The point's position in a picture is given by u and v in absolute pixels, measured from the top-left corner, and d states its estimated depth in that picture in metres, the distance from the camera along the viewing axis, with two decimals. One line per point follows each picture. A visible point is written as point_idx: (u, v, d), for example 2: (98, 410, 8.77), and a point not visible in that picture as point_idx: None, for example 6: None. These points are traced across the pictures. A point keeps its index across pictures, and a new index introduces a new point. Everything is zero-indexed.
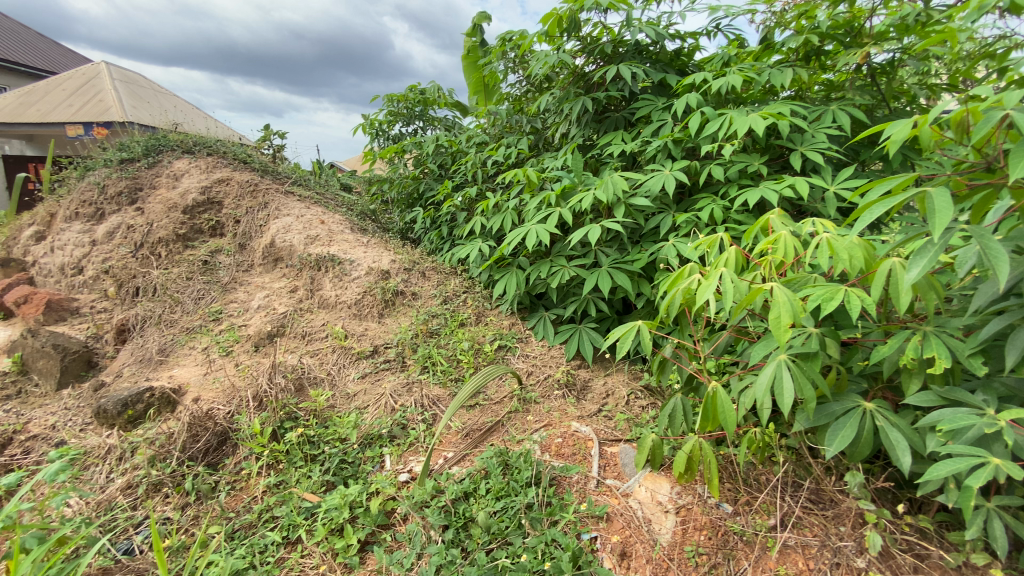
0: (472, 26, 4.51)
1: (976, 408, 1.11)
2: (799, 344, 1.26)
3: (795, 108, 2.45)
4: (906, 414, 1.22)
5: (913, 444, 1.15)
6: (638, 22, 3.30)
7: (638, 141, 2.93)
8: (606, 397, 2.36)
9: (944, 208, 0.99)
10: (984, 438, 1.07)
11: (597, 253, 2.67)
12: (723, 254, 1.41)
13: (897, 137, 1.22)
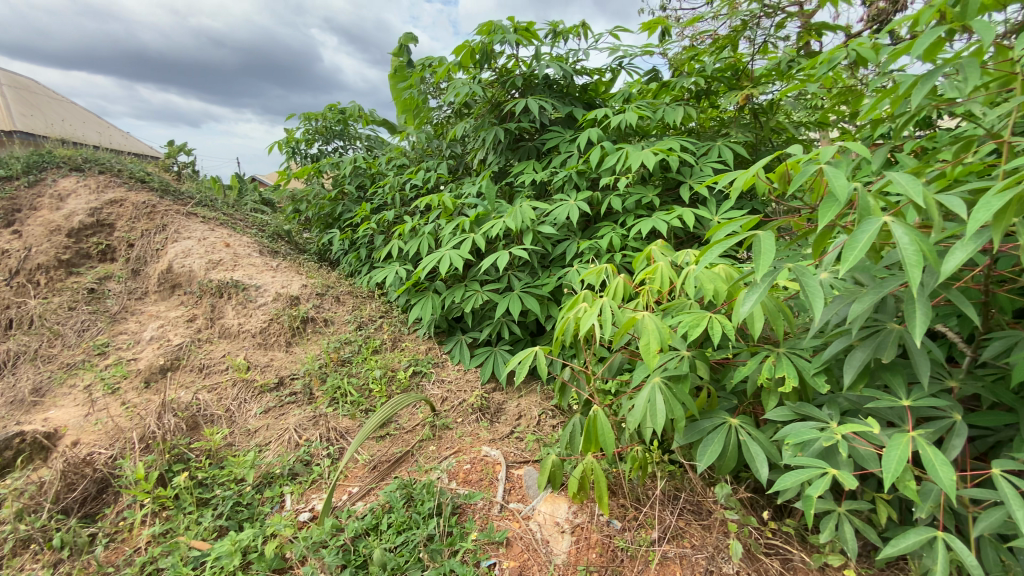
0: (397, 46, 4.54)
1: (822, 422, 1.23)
2: (673, 367, 1.39)
3: (685, 144, 2.67)
4: (766, 428, 1.34)
5: (770, 456, 1.27)
6: (546, 59, 3.48)
7: (547, 170, 3.06)
8: (519, 420, 2.37)
9: (767, 252, 1.10)
10: (828, 449, 1.19)
11: (510, 277, 2.72)
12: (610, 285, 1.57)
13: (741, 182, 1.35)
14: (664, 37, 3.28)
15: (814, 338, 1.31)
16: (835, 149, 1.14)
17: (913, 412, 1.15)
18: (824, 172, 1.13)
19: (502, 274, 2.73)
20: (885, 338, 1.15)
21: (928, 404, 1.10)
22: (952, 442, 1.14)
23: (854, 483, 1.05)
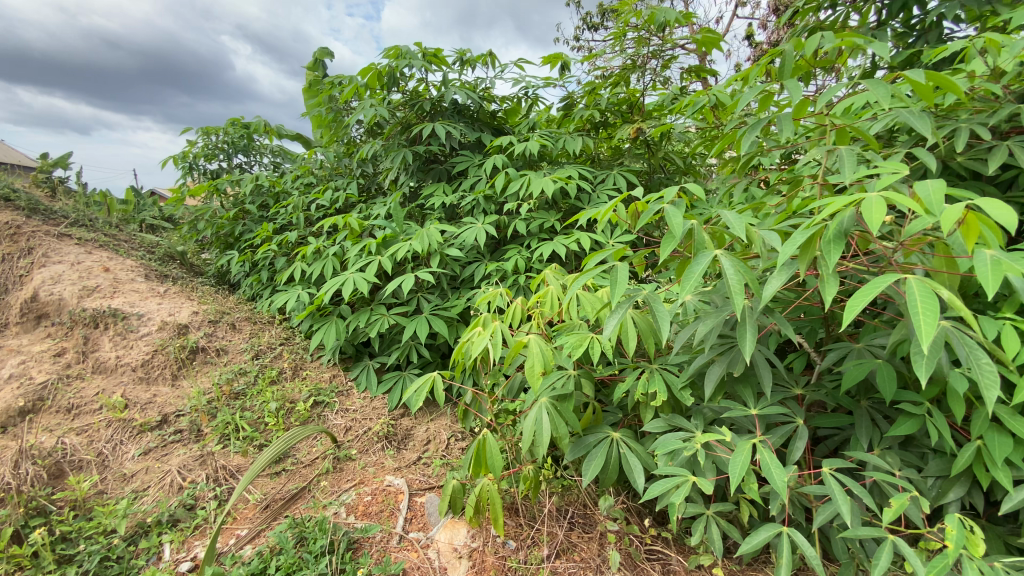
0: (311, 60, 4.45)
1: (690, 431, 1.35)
2: (560, 386, 1.46)
3: (583, 172, 2.84)
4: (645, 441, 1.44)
5: (646, 466, 1.37)
6: (455, 85, 3.55)
7: (456, 193, 3.10)
8: (427, 444, 2.35)
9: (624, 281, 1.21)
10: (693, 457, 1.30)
11: (419, 299, 2.69)
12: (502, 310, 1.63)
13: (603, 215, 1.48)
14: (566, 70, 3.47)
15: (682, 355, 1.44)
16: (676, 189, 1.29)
17: (763, 416, 1.31)
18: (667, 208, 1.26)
19: (410, 296, 2.70)
20: (735, 353, 1.29)
21: (771, 411, 1.25)
22: (797, 444, 1.29)
23: (709, 488, 1.16)
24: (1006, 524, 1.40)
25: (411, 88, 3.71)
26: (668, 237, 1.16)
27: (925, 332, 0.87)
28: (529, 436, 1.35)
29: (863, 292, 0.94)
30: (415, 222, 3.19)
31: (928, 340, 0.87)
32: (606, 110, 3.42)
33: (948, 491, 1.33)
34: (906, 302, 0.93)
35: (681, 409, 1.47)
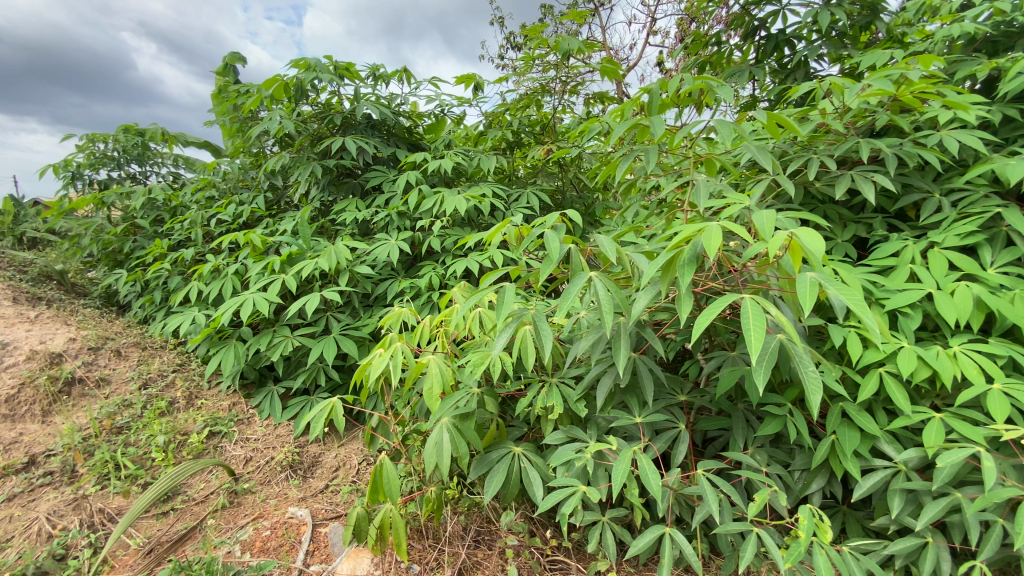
0: (217, 66, 4.21)
1: (585, 441, 1.42)
2: (462, 406, 1.46)
3: (496, 191, 2.91)
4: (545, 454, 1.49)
5: (546, 478, 1.41)
6: (368, 99, 3.51)
7: (369, 209, 3.04)
8: (336, 471, 2.27)
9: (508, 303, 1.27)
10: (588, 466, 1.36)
11: (328, 318, 2.59)
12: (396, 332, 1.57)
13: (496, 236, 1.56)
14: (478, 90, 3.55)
15: (578, 369, 1.51)
16: (555, 214, 1.38)
17: (650, 424, 1.43)
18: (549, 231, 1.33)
19: (318, 316, 2.60)
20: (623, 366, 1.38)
21: (653, 419, 1.37)
22: (679, 447, 1.41)
23: (597, 496, 1.23)
24: (861, 508, 1.58)
25: (322, 100, 3.61)
26: (547, 260, 1.26)
27: (755, 346, 0.99)
28: (429, 458, 1.33)
29: (711, 310, 1.10)
30: (326, 238, 3.09)
31: (757, 350, 1.00)
32: (520, 130, 3.53)
33: (812, 481, 1.48)
34: (743, 320, 1.06)
35: (579, 421, 1.53)
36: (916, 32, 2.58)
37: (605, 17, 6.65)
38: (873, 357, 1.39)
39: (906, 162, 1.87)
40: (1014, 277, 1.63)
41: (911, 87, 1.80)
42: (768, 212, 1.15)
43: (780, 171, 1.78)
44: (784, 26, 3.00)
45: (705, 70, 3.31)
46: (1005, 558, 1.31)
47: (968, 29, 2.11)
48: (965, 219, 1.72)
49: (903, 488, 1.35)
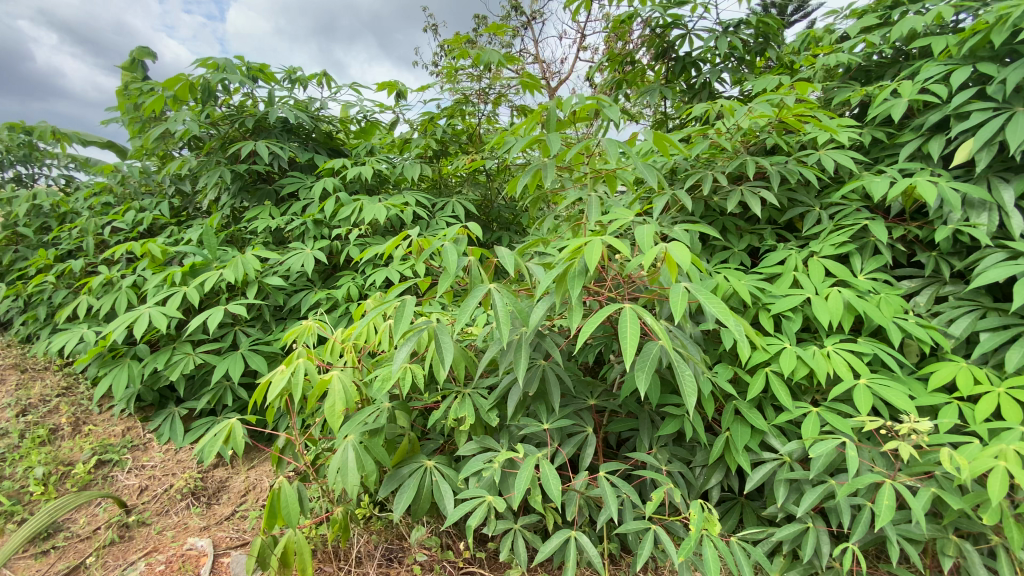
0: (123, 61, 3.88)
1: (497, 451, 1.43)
2: (371, 422, 1.44)
3: (420, 199, 2.90)
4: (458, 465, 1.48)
5: (457, 490, 1.41)
6: (283, 103, 3.39)
7: (283, 217, 2.93)
8: (245, 495, 2.14)
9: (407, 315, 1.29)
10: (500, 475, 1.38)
11: (236, 332, 2.47)
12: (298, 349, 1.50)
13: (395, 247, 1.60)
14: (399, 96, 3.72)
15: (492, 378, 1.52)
16: (451, 229, 1.46)
17: (558, 430, 1.50)
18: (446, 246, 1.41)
19: (225, 330, 2.46)
20: (532, 375, 1.43)
21: (559, 424, 1.42)
22: (586, 451, 1.49)
23: (502, 505, 1.23)
24: (755, 498, 1.71)
25: (234, 102, 3.44)
26: (446, 273, 1.36)
27: (627, 354, 1.09)
28: (333, 478, 1.29)
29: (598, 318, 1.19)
30: (236, 248, 2.93)
31: (629, 357, 1.09)
32: (444, 139, 3.52)
33: (710, 476, 1.62)
34: (620, 331, 1.17)
35: (492, 429, 1.54)
36: (802, 60, 2.85)
37: (536, 31, 6.81)
38: (758, 357, 1.53)
39: (788, 178, 2.08)
40: (879, 282, 1.84)
41: (790, 111, 2.02)
42: (647, 228, 1.27)
43: (675, 187, 2.03)
44: (691, 49, 3.22)
45: (622, 86, 3.47)
46: (872, 536, 1.47)
47: (842, 60, 2.36)
48: (839, 231, 1.93)
49: (787, 478, 1.48)
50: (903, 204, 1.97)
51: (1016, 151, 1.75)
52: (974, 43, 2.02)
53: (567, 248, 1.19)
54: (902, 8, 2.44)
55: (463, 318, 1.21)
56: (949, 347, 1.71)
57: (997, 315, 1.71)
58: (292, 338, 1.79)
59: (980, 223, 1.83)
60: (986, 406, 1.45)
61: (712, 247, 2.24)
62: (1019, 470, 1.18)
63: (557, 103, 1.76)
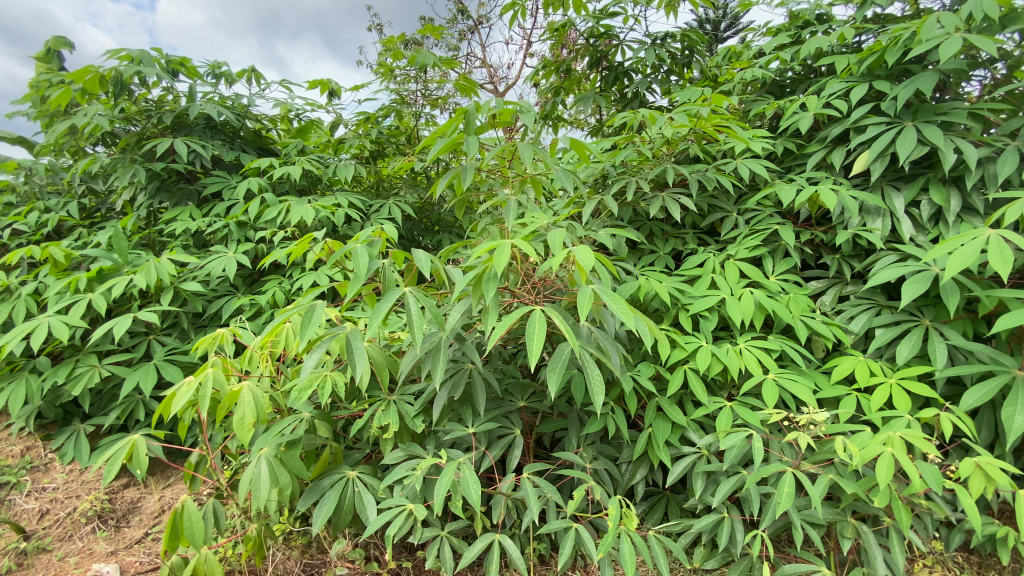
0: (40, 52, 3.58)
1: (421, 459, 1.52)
2: (289, 433, 1.48)
3: (354, 201, 2.85)
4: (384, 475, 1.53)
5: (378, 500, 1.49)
6: (206, 99, 3.25)
7: (204, 218, 2.81)
8: (160, 515, 2.00)
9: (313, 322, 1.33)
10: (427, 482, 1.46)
11: (150, 342, 2.34)
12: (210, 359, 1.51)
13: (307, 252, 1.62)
14: (332, 97, 3.91)
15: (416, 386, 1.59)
16: (360, 233, 1.49)
17: (486, 433, 1.60)
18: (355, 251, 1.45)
19: (138, 340, 2.33)
20: (458, 379, 1.52)
21: (484, 428, 1.52)
22: (514, 452, 1.59)
23: (422, 513, 1.33)
24: (679, 491, 1.79)
25: (152, 97, 3.24)
26: (356, 277, 1.41)
27: (533, 355, 1.17)
28: (250, 492, 1.33)
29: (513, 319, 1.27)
30: (151, 252, 2.77)
31: (535, 358, 1.16)
32: (380, 140, 3.47)
33: (636, 471, 1.69)
34: (528, 331, 1.24)
35: (418, 437, 1.63)
36: (725, 73, 3.01)
37: (482, 35, 6.83)
38: (677, 355, 1.68)
39: (707, 185, 2.23)
40: (789, 283, 1.97)
41: (705, 120, 2.19)
42: (558, 233, 1.35)
43: (603, 193, 2.14)
44: (624, 59, 3.33)
45: (559, 93, 3.54)
46: (781, 521, 1.57)
47: (757, 74, 2.52)
48: (752, 235, 2.07)
49: (705, 471, 1.57)
50: (810, 211, 2.13)
51: (904, 162, 1.92)
52: (870, 63, 2.20)
53: (479, 252, 1.27)
54: (811, 28, 2.62)
55: (376, 321, 1.31)
56: (849, 342, 1.86)
57: (890, 312, 1.87)
58: (207, 346, 1.73)
59: (875, 228, 2.00)
60: (880, 396, 1.58)
61: (641, 251, 2.39)
62: (902, 455, 1.30)
63: (476, 107, 1.77)
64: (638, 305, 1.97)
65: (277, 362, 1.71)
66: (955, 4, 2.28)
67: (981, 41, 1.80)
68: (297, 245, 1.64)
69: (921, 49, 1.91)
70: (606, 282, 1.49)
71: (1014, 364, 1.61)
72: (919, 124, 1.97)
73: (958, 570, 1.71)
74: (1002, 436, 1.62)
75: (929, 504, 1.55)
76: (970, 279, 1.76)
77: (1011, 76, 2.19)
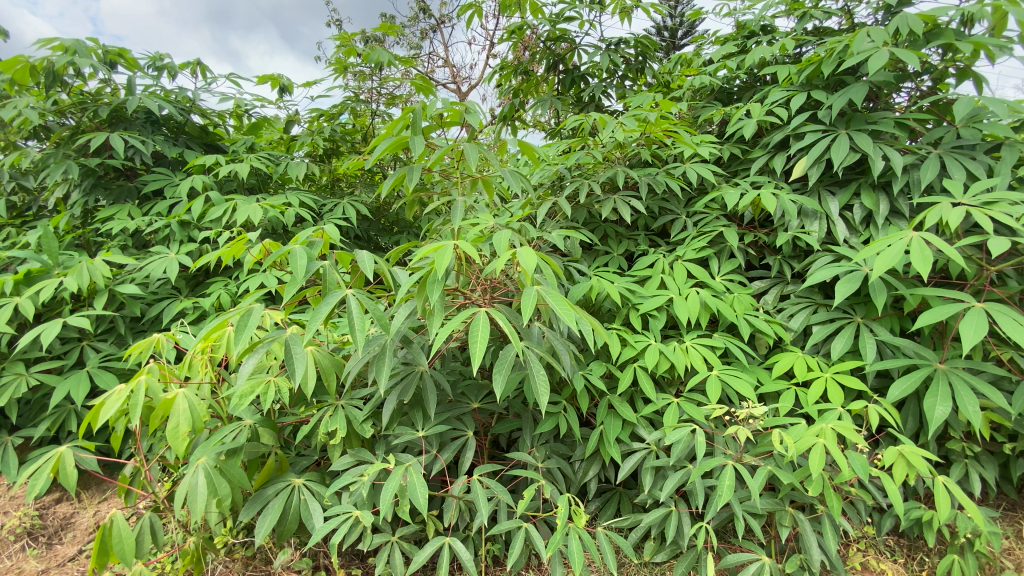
0: None
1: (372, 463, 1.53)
2: (229, 441, 1.49)
3: (305, 200, 2.79)
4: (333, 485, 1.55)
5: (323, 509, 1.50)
6: (147, 92, 3.10)
7: (144, 217, 2.69)
8: (93, 530, 1.94)
9: (248, 330, 1.33)
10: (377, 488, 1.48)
11: (83, 348, 2.23)
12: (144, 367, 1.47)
13: (249, 254, 1.59)
14: (284, 92, 3.81)
15: (367, 390, 1.60)
16: (301, 236, 1.47)
17: (437, 436, 1.61)
18: (295, 257, 1.44)
19: (69, 346, 2.21)
20: (409, 382, 1.53)
21: (435, 431, 1.55)
22: (466, 454, 1.61)
23: (369, 518, 1.35)
24: (631, 487, 1.84)
25: (88, 89, 3.07)
26: (293, 279, 1.41)
27: (476, 355, 1.22)
28: (185, 504, 1.31)
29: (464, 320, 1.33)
30: (86, 253, 2.64)
31: (476, 358, 1.22)
32: (334, 138, 3.41)
33: (588, 469, 1.73)
34: (472, 331, 1.29)
35: (368, 442, 1.64)
36: (677, 79, 3.10)
37: (445, 34, 6.78)
38: (627, 354, 1.73)
39: (656, 188, 2.30)
40: (733, 283, 2.05)
41: (654, 125, 2.26)
42: (502, 235, 1.39)
43: (555, 195, 2.18)
44: (580, 62, 3.38)
45: (518, 94, 3.56)
46: (725, 513, 1.64)
47: (706, 81, 2.60)
48: (700, 237, 2.15)
49: (653, 466, 1.62)
50: (754, 213, 2.23)
51: (838, 168, 2.04)
52: (808, 73, 2.31)
53: (424, 253, 1.31)
54: (756, 38, 2.73)
55: (315, 323, 1.33)
56: (789, 339, 1.96)
57: (826, 310, 1.97)
58: (141, 351, 1.64)
59: (813, 231, 2.10)
60: (815, 390, 1.67)
61: (595, 252, 2.44)
62: (833, 446, 1.38)
63: (422, 108, 1.77)
64: (591, 305, 2.01)
65: (218, 368, 1.68)
66: (885, 19, 2.42)
67: (906, 56, 1.92)
68: (230, 248, 1.61)
69: (852, 61, 2.02)
70: (553, 282, 1.54)
71: (934, 357, 1.73)
72: (852, 133, 2.09)
73: (887, 552, 1.82)
74: (925, 425, 1.74)
75: (859, 491, 1.65)
76: (896, 279, 1.88)
77: (935, 88, 2.35)
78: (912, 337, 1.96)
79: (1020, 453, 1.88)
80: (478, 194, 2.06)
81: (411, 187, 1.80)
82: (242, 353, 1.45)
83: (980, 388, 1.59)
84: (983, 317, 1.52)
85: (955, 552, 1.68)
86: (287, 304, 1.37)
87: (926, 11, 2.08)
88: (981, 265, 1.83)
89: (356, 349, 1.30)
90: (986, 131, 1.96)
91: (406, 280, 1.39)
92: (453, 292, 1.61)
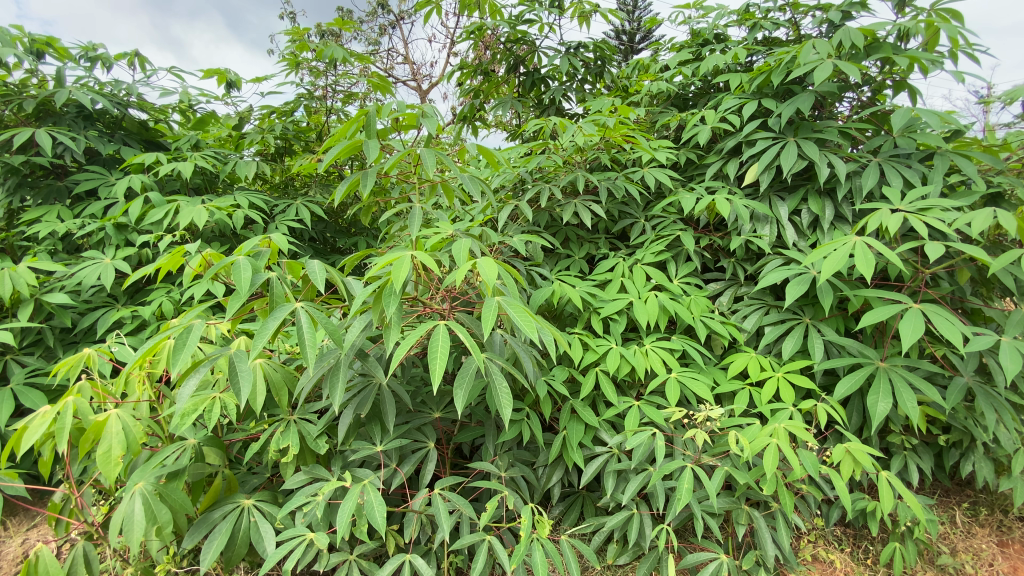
0: None
1: (328, 481, 1.48)
2: (170, 463, 1.42)
3: (255, 201, 2.69)
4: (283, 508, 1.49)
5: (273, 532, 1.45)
6: (79, 85, 2.90)
7: (75, 220, 2.52)
8: (20, 561, 1.82)
9: (184, 345, 1.27)
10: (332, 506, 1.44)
11: (6, 363, 2.09)
12: (74, 387, 1.38)
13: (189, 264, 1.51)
14: (232, 88, 3.65)
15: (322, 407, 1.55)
16: (245, 243, 1.40)
17: (396, 449, 1.59)
18: (239, 268, 1.37)
19: None
20: (366, 395, 1.50)
21: (393, 444, 1.52)
22: (428, 465, 1.59)
23: (322, 539, 1.32)
24: (593, 490, 1.87)
25: (11, 80, 2.84)
26: (237, 292, 1.34)
27: (434, 371, 1.18)
28: (116, 534, 1.24)
29: (422, 335, 1.27)
30: (8, 258, 2.45)
31: (436, 374, 1.17)
32: (286, 136, 3.29)
33: (551, 475, 1.74)
34: (432, 347, 1.25)
35: (324, 457, 1.59)
36: (634, 83, 3.15)
37: (405, 31, 6.65)
38: (588, 359, 1.75)
39: (615, 193, 2.34)
40: (690, 286, 2.11)
41: (613, 130, 2.30)
42: (462, 245, 1.36)
43: (514, 199, 2.17)
44: (541, 65, 3.39)
45: (478, 95, 3.54)
46: (685, 512, 1.68)
47: (663, 87, 2.65)
48: (658, 241, 2.21)
49: (615, 469, 1.65)
50: (708, 218, 2.29)
51: (787, 174, 2.12)
52: (759, 82, 2.39)
53: (377, 267, 1.27)
54: (710, 46, 2.80)
55: (262, 340, 1.26)
56: (743, 340, 2.02)
57: (777, 311, 2.05)
58: (70, 367, 1.52)
59: (764, 234, 2.18)
60: (767, 390, 1.73)
61: (557, 256, 2.45)
62: (785, 446, 1.43)
63: (375, 109, 1.71)
64: (553, 310, 2.03)
65: (157, 385, 1.59)
66: (829, 32, 2.53)
67: (848, 68, 2.01)
68: (167, 260, 1.51)
69: (800, 72, 2.10)
70: (514, 291, 1.52)
71: (876, 356, 1.82)
72: (799, 140, 2.17)
73: (835, 542, 1.91)
74: (868, 421, 1.83)
75: (809, 487, 1.72)
76: (841, 281, 1.97)
77: (874, 98, 2.48)
78: (855, 336, 2.06)
79: (953, 443, 2.00)
80: (435, 198, 2.03)
81: (367, 192, 1.74)
82: (184, 371, 1.38)
83: (917, 385, 1.68)
84: (920, 317, 1.60)
85: (897, 539, 1.78)
86: (227, 317, 1.31)
87: (867, 26, 2.18)
88: (916, 268, 1.94)
89: (304, 363, 1.25)
90: (920, 141, 2.08)
91: (361, 292, 1.34)
92: (411, 300, 1.56)
